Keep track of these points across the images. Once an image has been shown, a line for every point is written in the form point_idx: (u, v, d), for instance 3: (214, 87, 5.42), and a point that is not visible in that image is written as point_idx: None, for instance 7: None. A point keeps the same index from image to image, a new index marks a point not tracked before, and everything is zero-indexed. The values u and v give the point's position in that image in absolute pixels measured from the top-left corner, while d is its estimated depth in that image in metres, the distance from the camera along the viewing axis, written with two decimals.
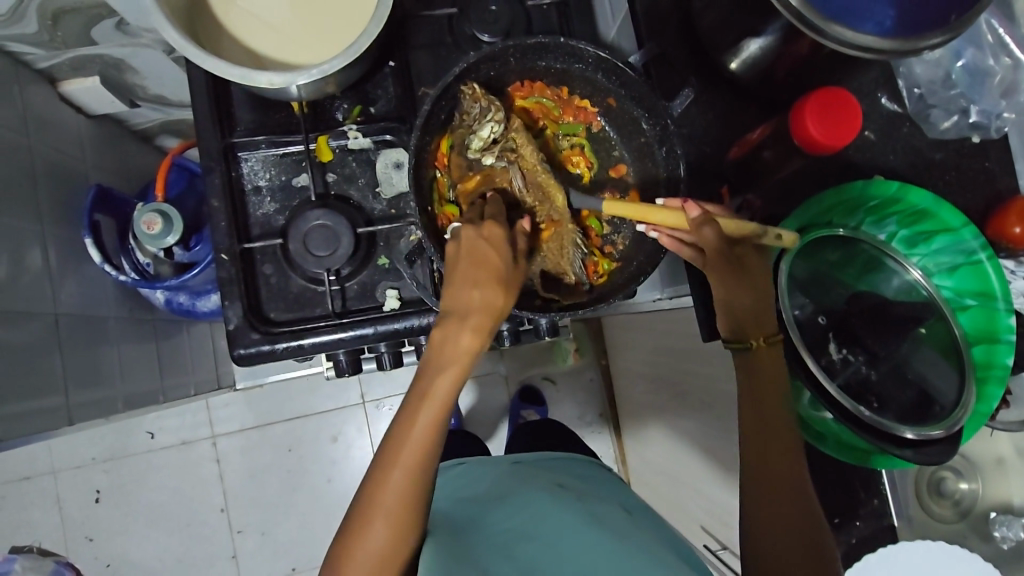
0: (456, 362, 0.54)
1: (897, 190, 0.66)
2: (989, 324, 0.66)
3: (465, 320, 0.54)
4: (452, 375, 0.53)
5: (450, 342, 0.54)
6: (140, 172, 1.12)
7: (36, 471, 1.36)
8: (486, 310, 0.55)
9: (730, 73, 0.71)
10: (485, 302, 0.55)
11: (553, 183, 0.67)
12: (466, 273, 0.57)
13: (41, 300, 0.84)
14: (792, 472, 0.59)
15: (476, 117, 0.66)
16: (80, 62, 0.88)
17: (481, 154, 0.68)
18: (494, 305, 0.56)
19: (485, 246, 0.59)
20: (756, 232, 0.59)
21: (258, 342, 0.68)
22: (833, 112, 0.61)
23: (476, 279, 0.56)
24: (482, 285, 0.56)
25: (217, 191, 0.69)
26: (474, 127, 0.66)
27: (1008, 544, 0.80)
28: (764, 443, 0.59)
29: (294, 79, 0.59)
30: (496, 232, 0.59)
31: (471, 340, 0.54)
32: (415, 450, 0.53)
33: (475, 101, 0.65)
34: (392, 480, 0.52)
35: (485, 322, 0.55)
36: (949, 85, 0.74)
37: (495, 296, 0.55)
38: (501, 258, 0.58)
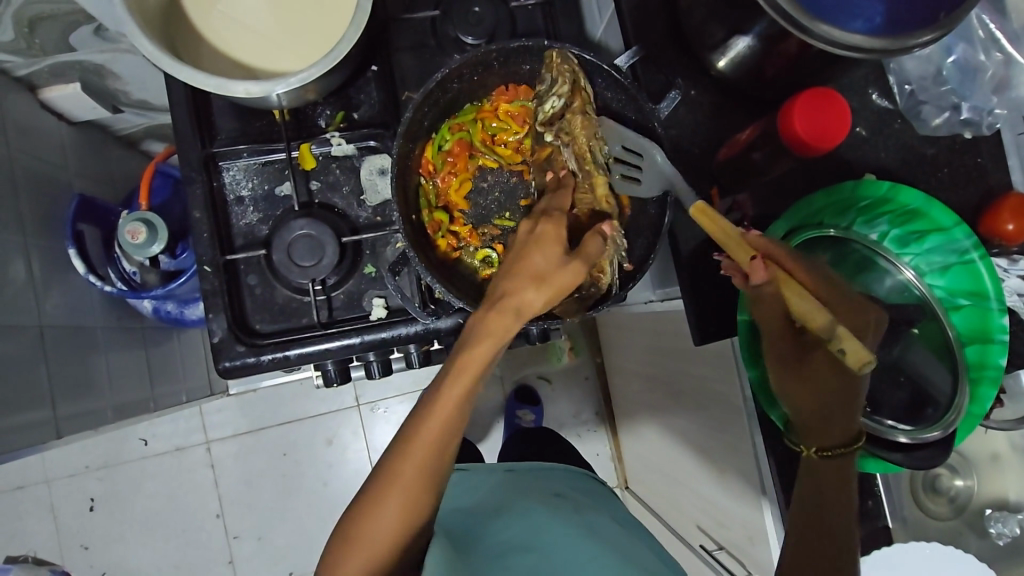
0: (485, 351, 0.52)
1: (888, 190, 0.66)
2: (983, 324, 0.66)
3: (497, 310, 0.53)
4: (476, 362, 0.51)
5: (483, 331, 0.52)
6: (126, 178, 1.11)
7: (29, 480, 1.35)
8: (521, 304, 0.54)
9: (718, 72, 0.70)
10: (518, 296, 0.54)
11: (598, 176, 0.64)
12: (511, 265, 0.56)
13: (25, 312, 0.83)
14: (841, 504, 0.55)
15: (550, 84, 0.65)
16: (60, 69, 0.87)
17: (544, 129, 0.67)
18: (528, 301, 0.54)
19: (530, 240, 0.57)
20: (822, 331, 0.52)
21: (244, 354, 0.67)
22: (822, 112, 0.60)
23: (518, 272, 0.55)
24: (522, 272, 0.55)
25: (199, 201, 0.68)
26: (543, 98, 0.66)
27: (1003, 540, 0.80)
28: (819, 466, 0.56)
29: (273, 88, 0.58)
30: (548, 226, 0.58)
31: (502, 322, 0.53)
32: (433, 433, 0.50)
33: (549, 71, 0.64)
34: (407, 459, 0.50)
35: (513, 314, 0.53)
36: (940, 81, 0.71)
37: (536, 286, 0.54)
38: (550, 255, 0.57)
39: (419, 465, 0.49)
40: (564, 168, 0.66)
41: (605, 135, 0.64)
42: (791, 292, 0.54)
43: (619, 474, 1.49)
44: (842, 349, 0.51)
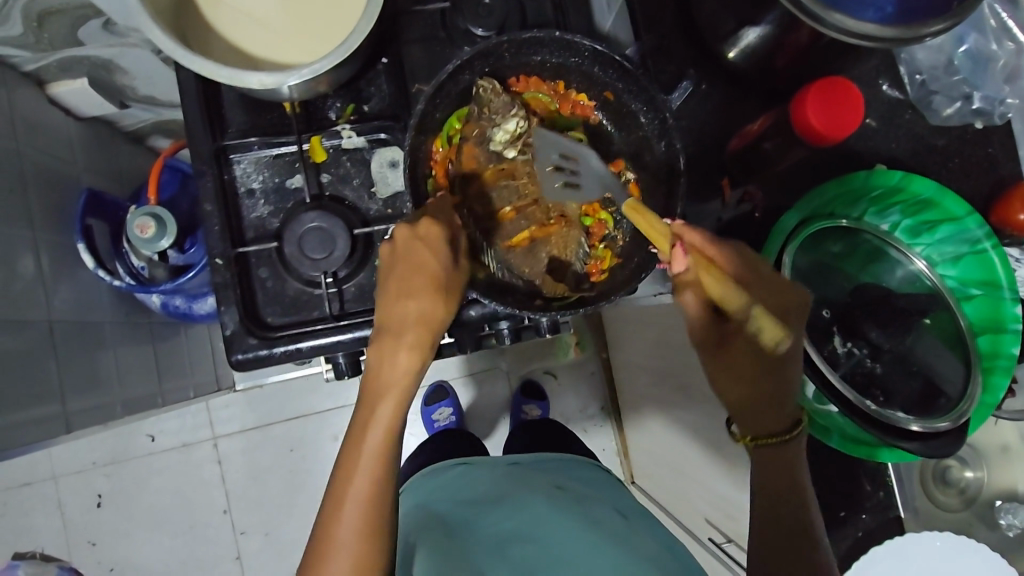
0: (400, 373, 0.55)
1: (900, 179, 0.65)
2: (995, 313, 0.66)
3: (402, 333, 0.56)
4: (399, 384, 0.55)
5: (391, 352, 0.56)
6: (132, 174, 1.11)
7: (36, 477, 1.36)
8: (426, 317, 0.56)
9: (729, 63, 0.70)
10: (424, 314, 0.56)
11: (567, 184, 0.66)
12: (403, 280, 0.57)
13: (35, 306, 0.83)
14: (797, 490, 0.58)
15: (499, 110, 0.65)
16: (68, 64, 0.87)
17: (504, 147, 0.67)
18: (431, 314, 0.57)
19: (421, 249, 0.57)
20: (740, 312, 0.56)
21: (256, 347, 0.67)
22: (834, 101, 0.59)
23: (413, 289, 0.57)
24: (416, 298, 0.56)
25: (210, 194, 0.68)
26: (498, 120, 0.66)
27: (1013, 532, 0.79)
28: (766, 456, 0.59)
29: (285, 79, 0.58)
30: (434, 233, 0.58)
31: (409, 359, 0.56)
32: (371, 457, 0.54)
33: (496, 95, 0.65)
34: (352, 485, 0.53)
35: (426, 333, 0.56)
36: (952, 71, 0.71)
37: (430, 310, 0.56)
38: (439, 261, 0.58)
39: (370, 486, 0.53)
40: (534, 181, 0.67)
41: (537, 144, 0.67)
42: (711, 283, 0.56)
43: (625, 469, 1.48)
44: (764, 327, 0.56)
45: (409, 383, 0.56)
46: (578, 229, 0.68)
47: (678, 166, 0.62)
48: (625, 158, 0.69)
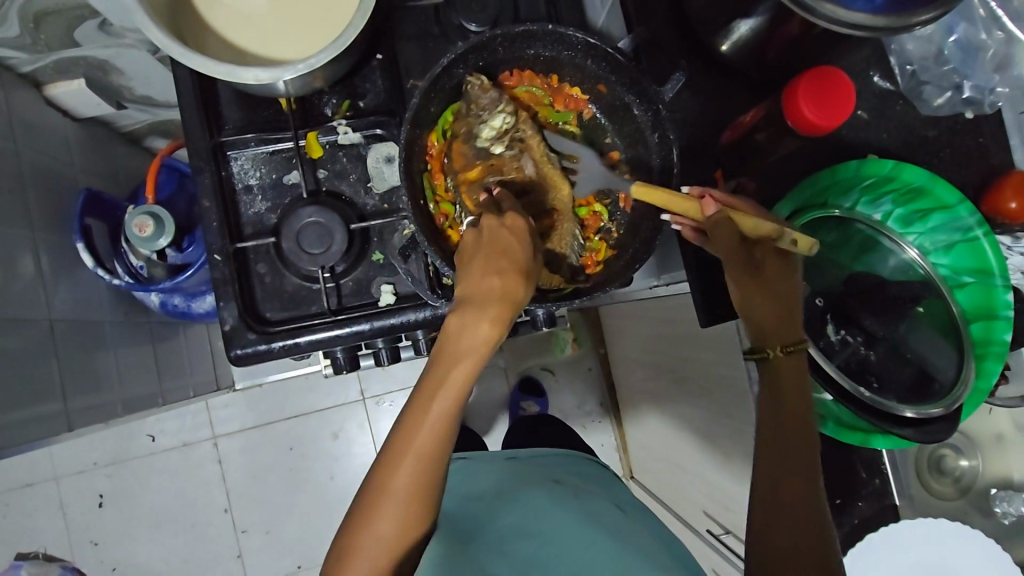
0: (466, 356, 0.51)
1: (892, 168, 0.66)
2: (987, 300, 0.66)
3: (481, 312, 0.52)
4: (464, 365, 0.51)
5: (462, 332, 0.52)
6: (130, 175, 1.11)
7: (38, 478, 1.36)
8: (505, 298, 0.52)
9: (721, 56, 0.70)
10: (501, 294, 0.52)
11: (561, 174, 0.68)
12: (485, 260, 0.54)
13: (36, 306, 0.83)
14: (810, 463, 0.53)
15: (487, 107, 0.66)
16: (64, 65, 0.87)
17: (491, 144, 0.68)
18: (511, 296, 0.53)
19: (503, 234, 0.56)
20: (772, 235, 0.57)
21: (254, 342, 0.67)
22: (825, 91, 0.60)
23: (494, 268, 0.53)
24: (504, 273, 0.53)
25: (208, 191, 0.68)
26: (486, 117, 0.66)
27: (1009, 520, 0.81)
28: (783, 431, 0.54)
29: (280, 75, 0.58)
30: (516, 219, 0.56)
31: (489, 332, 0.51)
32: (434, 432, 0.50)
33: (484, 91, 0.65)
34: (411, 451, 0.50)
35: (503, 316, 0.52)
36: (942, 60, 0.72)
37: (516, 286, 0.53)
38: (523, 247, 0.56)
39: (432, 449, 0.50)
40: (524, 174, 0.67)
41: (526, 138, 0.68)
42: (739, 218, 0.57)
43: (624, 464, 1.49)
44: (794, 241, 0.57)
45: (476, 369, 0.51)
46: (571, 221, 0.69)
47: (671, 157, 0.63)
48: (619, 150, 0.70)
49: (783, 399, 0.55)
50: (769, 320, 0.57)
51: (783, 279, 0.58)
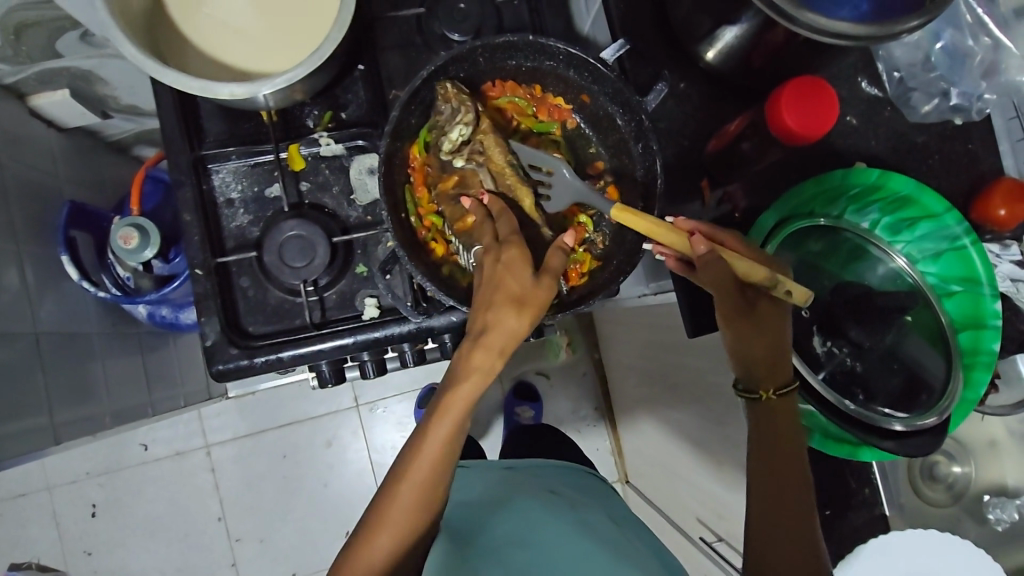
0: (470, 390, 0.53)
1: (878, 177, 0.65)
2: (976, 309, 0.66)
3: (484, 348, 0.53)
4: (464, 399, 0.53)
5: (466, 366, 0.53)
6: (117, 184, 1.11)
7: (30, 488, 1.35)
8: (507, 335, 0.53)
9: (706, 63, 0.70)
10: (504, 331, 0.53)
11: (523, 187, 0.64)
12: (487, 294, 0.55)
13: (21, 319, 0.83)
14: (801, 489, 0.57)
15: (447, 118, 0.63)
16: (47, 76, 0.86)
17: (453, 157, 0.66)
18: (514, 332, 0.53)
19: (505, 265, 0.56)
20: (766, 283, 0.56)
21: (237, 356, 0.67)
22: (807, 100, 0.59)
23: (497, 304, 0.54)
24: (501, 305, 0.54)
25: (189, 205, 0.67)
26: (445, 128, 0.64)
27: (1002, 526, 0.80)
28: (776, 460, 0.57)
29: (257, 89, 0.58)
30: (519, 250, 0.56)
31: (484, 362, 0.53)
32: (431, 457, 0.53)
33: (446, 101, 0.63)
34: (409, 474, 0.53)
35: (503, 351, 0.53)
36: (928, 67, 0.71)
37: (515, 317, 0.53)
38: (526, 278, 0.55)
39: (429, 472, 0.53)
40: (484, 191, 0.65)
41: (488, 147, 0.65)
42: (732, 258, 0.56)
43: (619, 469, 1.49)
44: (790, 292, 0.56)
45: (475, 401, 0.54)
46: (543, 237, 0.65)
47: (655, 168, 0.62)
48: (603, 160, 0.70)
49: (775, 432, 0.58)
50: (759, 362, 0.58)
51: (771, 321, 0.58)
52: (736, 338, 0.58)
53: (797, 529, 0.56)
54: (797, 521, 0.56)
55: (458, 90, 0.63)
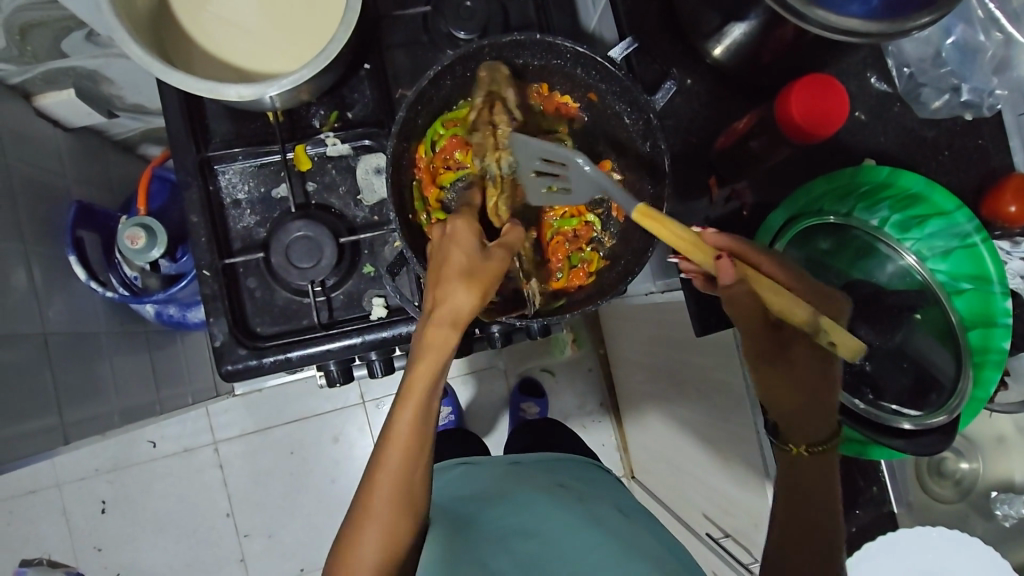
0: (428, 363, 0.52)
1: (887, 175, 0.65)
2: (985, 308, 0.65)
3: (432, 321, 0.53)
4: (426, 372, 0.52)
5: (419, 343, 0.53)
6: (123, 183, 1.11)
7: (41, 485, 1.37)
8: (455, 305, 0.53)
9: (714, 60, 0.69)
10: (453, 301, 0.53)
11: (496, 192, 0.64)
12: (435, 271, 0.56)
13: (29, 319, 0.83)
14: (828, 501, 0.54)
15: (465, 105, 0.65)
16: (53, 76, 0.86)
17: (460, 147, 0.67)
18: (463, 298, 0.53)
19: (448, 241, 0.57)
20: (807, 326, 0.51)
21: (245, 357, 0.67)
22: (817, 98, 0.59)
23: (444, 278, 0.55)
24: (450, 277, 0.54)
25: (196, 206, 0.67)
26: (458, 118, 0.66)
27: (1009, 522, 0.80)
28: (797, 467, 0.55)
29: (264, 91, 0.58)
30: (461, 223, 0.57)
31: (442, 336, 0.53)
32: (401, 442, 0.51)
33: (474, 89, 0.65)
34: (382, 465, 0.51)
35: (453, 322, 0.53)
36: (939, 63, 0.71)
37: (464, 288, 0.54)
38: (470, 248, 0.56)
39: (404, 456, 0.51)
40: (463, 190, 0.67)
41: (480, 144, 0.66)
42: (764, 288, 0.51)
43: (625, 465, 1.49)
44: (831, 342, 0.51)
45: (438, 374, 0.52)
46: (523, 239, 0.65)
47: (663, 167, 0.62)
48: (610, 158, 0.69)
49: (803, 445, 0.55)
50: (787, 409, 0.55)
51: (812, 371, 0.55)
52: (768, 379, 0.56)
53: (815, 552, 0.52)
54: (815, 541, 0.53)
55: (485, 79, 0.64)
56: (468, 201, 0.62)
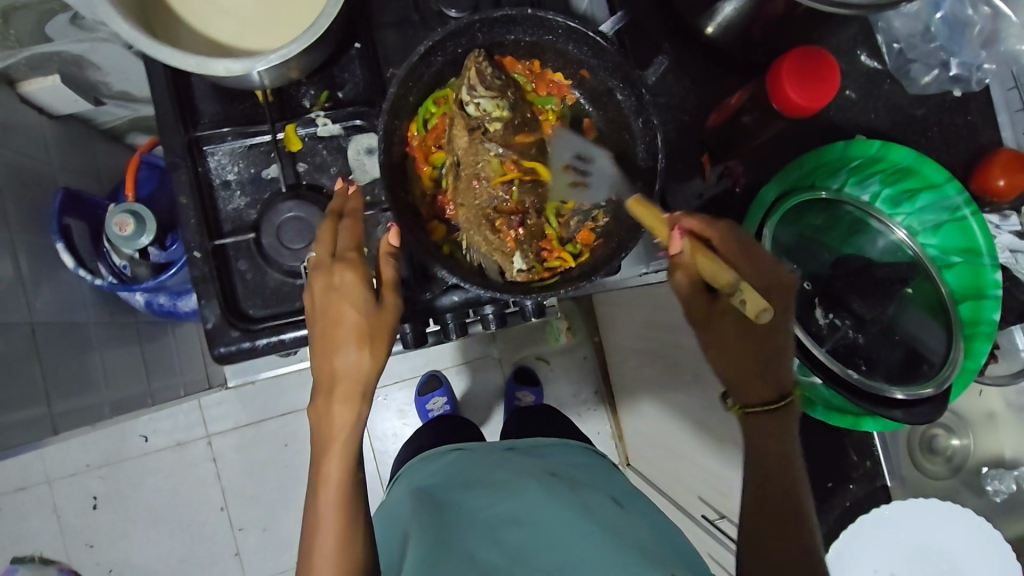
0: (339, 430, 0.58)
1: (879, 148, 0.65)
2: (976, 281, 0.66)
3: (332, 393, 0.58)
4: (340, 436, 0.57)
5: (326, 414, 0.58)
6: (111, 173, 1.10)
7: (31, 481, 1.35)
8: (353, 373, 0.58)
9: (706, 38, 0.69)
10: (352, 369, 0.58)
11: (493, 167, 0.65)
12: (326, 333, 0.59)
13: (16, 309, 0.82)
14: (786, 459, 0.58)
15: (469, 83, 0.63)
16: (37, 61, 0.85)
17: (467, 123, 0.65)
18: (363, 367, 0.58)
19: (335, 298, 0.58)
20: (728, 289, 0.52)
21: (238, 339, 0.66)
22: (809, 70, 0.58)
23: (338, 342, 0.58)
24: (347, 350, 0.58)
25: (185, 187, 0.67)
26: (465, 96, 0.64)
27: (1000, 497, 0.81)
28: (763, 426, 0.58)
29: (253, 66, 0.57)
30: (347, 279, 0.57)
31: (343, 409, 0.58)
32: (333, 494, 0.58)
33: (477, 68, 0.63)
34: (321, 520, 0.58)
35: (354, 390, 0.58)
36: (929, 37, 0.71)
37: (362, 359, 0.58)
38: (356, 311, 0.58)
39: (338, 506, 0.58)
40: (457, 167, 0.66)
41: (478, 126, 0.65)
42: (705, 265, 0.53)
43: (621, 452, 1.50)
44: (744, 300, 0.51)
45: (351, 436, 0.58)
46: (508, 214, 0.66)
47: (656, 144, 0.61)
48: (591, 119, 0.69)
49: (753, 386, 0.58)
50: (735, 376, 0.58)
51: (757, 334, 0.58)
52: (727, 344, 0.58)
53: (781, 514, 0.57)
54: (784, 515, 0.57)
55: (480, 59, 0.63)
56: (350, 231, 0.61)
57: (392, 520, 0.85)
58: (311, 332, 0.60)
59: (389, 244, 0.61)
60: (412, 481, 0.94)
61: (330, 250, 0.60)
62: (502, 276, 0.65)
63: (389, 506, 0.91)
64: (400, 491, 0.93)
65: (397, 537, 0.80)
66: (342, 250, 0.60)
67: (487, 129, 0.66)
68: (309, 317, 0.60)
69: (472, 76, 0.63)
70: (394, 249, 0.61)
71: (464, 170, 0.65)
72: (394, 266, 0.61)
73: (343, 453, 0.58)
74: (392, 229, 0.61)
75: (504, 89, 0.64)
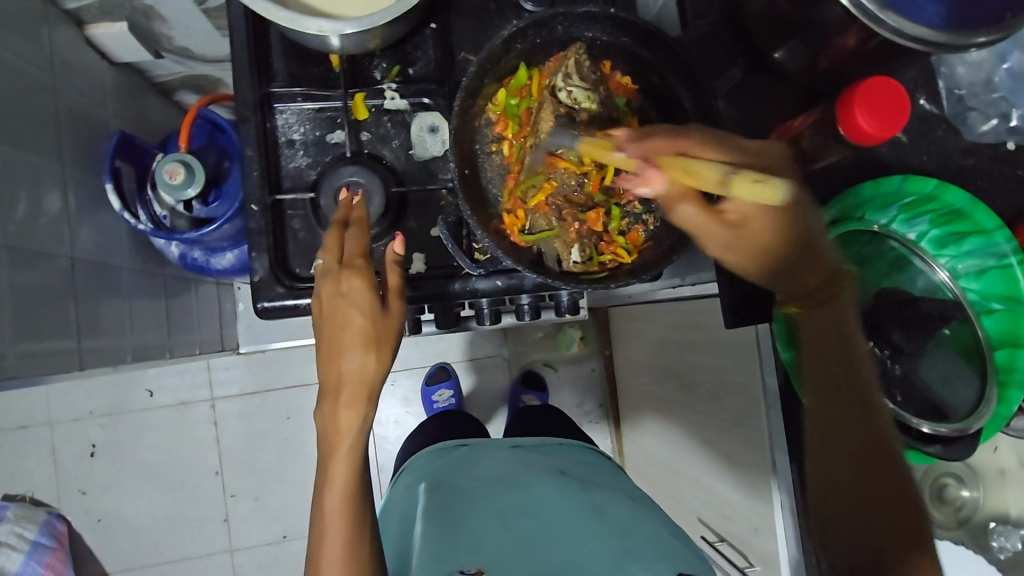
0: (346, 434, 0.59)
1: (935, 187, 0.66)
2: (1014, 327, 0.67)
3: (338, 397, 0.59)
4: (346, 440, 0.59)
5: (333, 418, 0.59)
6: (158, 127, 1.11)
7: (32, 421, 1.34)
8: (359, 377, 0.58)
9: (772, 62, 0.70)
10: (357, 374, 0.58)
11: (575, 156, 0.66)
12: (333, 337, 0.59)
13: (58, 242, 0.83)
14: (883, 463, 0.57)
15: (570, 70, 0.64)
16: (109, 6, 0.86)
17: (563, 109, 0.65)
18: (369, 373, 0.59)
19: (342, 304, 0.59)
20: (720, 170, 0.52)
21: (283, 296, 0.68)
22: (879, 100, 0.58)
23: (345, 347, 0.58)
24: (354, 357, 0.58)
25: (251, 140, 0.68)
26: (561, 82, 0.65)
27: (1004, 554, 0.80)
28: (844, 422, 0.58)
29: (342, 28, 0.58)
30: (355, 285, 0.58)
31: (349, 414, 0.59)
32: (341, 493, 0.60)
33: (577, 59, 0.64)
34: (328, 520, 0.60)
35: (360, 394, 0.59)
36: (991, 88, 0.73)
37: (368, 364, 0.58)
38: (362, 317, 0.58)
39: (346, 504, 0.60)
40: (534, 152, 0.67)
41: (579, 118, 0.66)
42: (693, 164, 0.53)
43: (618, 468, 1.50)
44: (754, 181, 0.51)
45: (359, 435, 0.60)
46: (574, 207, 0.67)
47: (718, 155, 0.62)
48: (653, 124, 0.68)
49: (827, 375, 0.59)
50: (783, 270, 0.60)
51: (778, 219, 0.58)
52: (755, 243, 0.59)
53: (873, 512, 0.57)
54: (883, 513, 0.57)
55: (581, 52, 0.65)
56: (357, 238, 0.62)
57: (403, 507, 0.86)
58: (316, 336, 0.61)
59: (393, 251, 0.64)
60: (419, 471, 0.94)
61: (337, 257, 0.61)
62: (554, 264, 0.66)
63: (395, 496, 0.92)
64: (407, 483, 0.93)
65: (409, 531, 0.81)
66: (348, 255, 0.61)
67: (581, 121, 0.66)
68: (314, 322, 0.61)
69: (570, 64, 0.64)
70: (398, 256, 0.64)
71: (541, 151, 0.66)
72: (398, 273, 0.63)
73: (349, 456, 0.60)
74: (394, 242, 0.65)
75: (599, 84, 0.66)
